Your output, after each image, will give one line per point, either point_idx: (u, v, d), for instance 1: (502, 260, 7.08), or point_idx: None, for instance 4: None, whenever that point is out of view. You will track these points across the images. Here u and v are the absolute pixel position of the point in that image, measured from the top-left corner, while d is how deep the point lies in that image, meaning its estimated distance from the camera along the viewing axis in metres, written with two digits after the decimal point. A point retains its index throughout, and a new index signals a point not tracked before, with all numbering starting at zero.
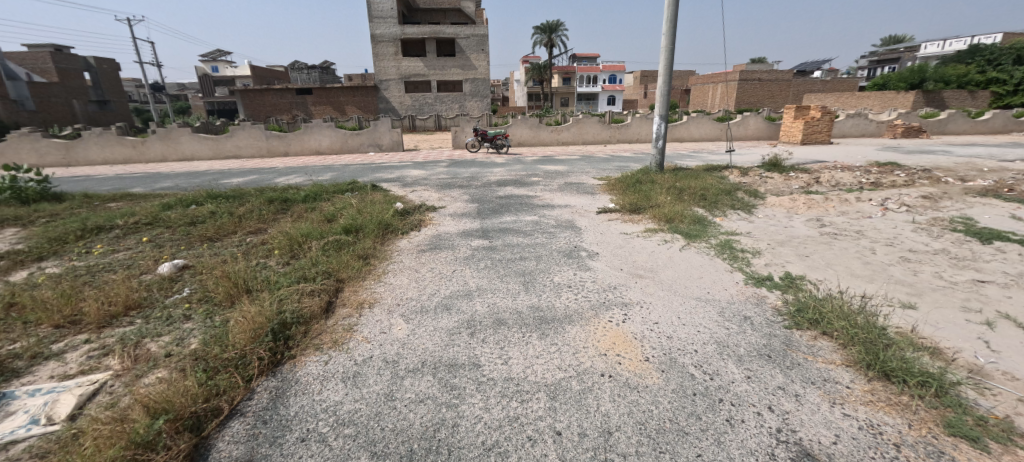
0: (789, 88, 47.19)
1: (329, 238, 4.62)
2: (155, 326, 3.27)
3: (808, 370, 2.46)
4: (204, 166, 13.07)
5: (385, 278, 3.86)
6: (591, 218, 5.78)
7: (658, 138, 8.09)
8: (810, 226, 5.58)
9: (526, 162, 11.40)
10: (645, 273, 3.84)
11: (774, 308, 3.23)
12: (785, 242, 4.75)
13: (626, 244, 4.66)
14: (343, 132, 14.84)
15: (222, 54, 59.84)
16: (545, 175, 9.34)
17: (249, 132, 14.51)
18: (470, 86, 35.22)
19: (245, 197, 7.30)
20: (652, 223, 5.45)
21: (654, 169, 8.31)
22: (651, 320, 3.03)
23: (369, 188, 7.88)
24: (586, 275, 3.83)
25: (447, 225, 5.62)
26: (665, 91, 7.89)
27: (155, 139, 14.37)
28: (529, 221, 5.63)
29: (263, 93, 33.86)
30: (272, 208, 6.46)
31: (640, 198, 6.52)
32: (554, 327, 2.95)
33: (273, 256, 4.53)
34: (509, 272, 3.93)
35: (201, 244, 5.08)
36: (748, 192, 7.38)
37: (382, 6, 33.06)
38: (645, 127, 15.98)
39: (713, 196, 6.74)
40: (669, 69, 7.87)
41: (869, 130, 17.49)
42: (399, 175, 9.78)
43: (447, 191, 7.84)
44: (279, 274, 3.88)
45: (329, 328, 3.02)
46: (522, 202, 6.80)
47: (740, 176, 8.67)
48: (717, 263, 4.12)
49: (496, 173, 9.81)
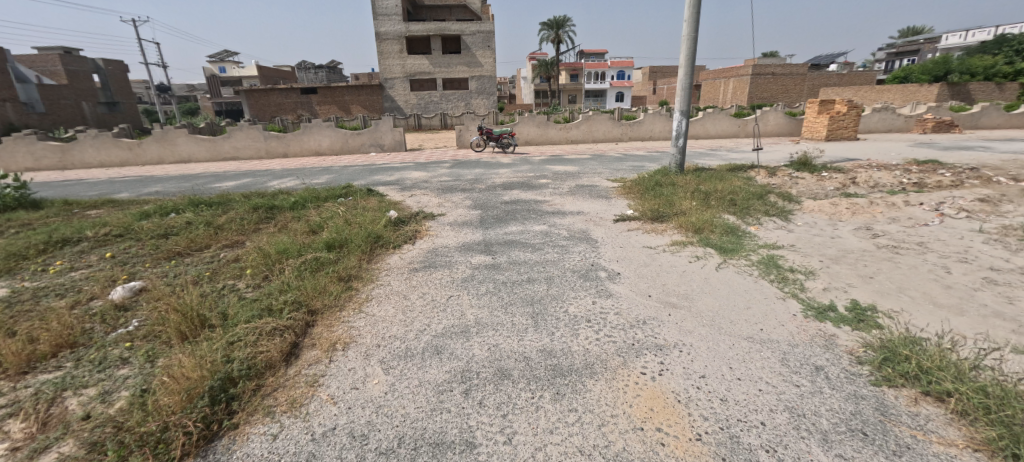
0: (804, 82, 45.93)
1: (308, 255, 4.00)
2: (84, 374, 2.67)
3: (924, 459, 1.80)
4: (200, 168, 12.59)
5: (366, 308, 3.23)
6: (608, 227, 5.12)
7: (678, 136, 7.39)
8: (861, 237, 4.86)
9: (534, 162, 10.74)
10: (678, 301, 3.17)
11: (851, 354, 2.54)
12: (839, 258, 4.04)
13: (651, 262, 3.98)
14: (344, 132, 14.29)
15: (230, 55, 60.06)
16: (555, 177, 8.69)
17: (248, 133, 14.04)
18: (476, 83, 34.59)
19: (231, 203, 6.74)
20: (678, 234, 4.76)
21: (673, 170, 7.60)
22: (696, 372, 2.37)
23: (365, 193, 7.30)
24: (607, 304, 3.17)
25: (446, 237, 5.01)
26: (687, 85, 7.17)
27: (151, 141, 13.93)
28: (537, 232, 4.98)
29: (268, 92, 33.54)
30: (256, 217, 5.90)
31: (662, 203, 5.85)
32: (572, 384, 2.30)
33: (243, 278, 3.93)
34: (513, 301, 3.27)
35: (168, 261, 4.50)
36: (781, 196, 6.66)
37: (387, 3, 32.56)
38: (658, 124, 15.20)
39: (744, 200, 6.04)
40: (692, 61, 7.16)
41: (896, 125, 16.58)
42: (398, 177, 9.20)
43: (448, 195, 7.22)
44: (243, 304, 3.27)
45: (289, 382, 2.40)
46: (529, 208, 6.16)
47: (767, 176, 7.95)
48: (764, 288, 3.44)
49: (501, 174, 9.18)
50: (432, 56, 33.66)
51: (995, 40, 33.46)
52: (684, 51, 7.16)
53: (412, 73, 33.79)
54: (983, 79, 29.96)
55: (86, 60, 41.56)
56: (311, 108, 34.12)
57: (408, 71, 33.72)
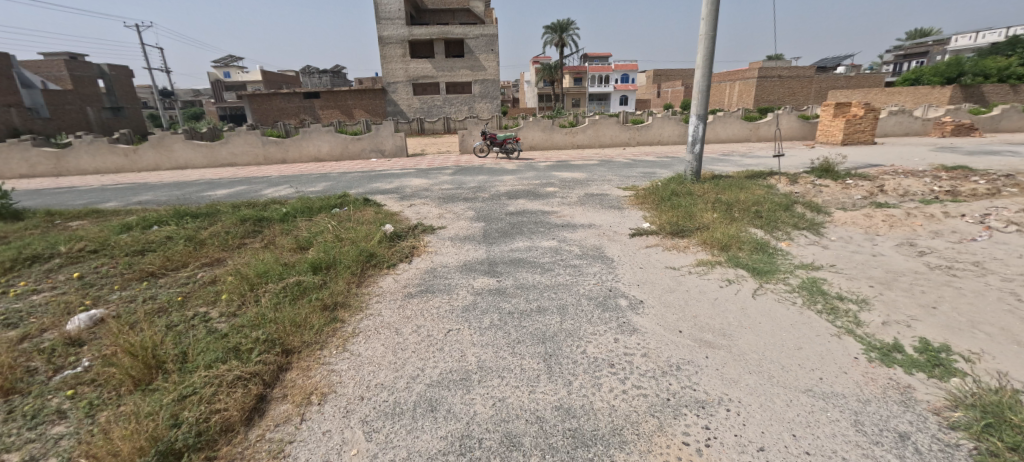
0: (811, 85, 45.34)
1: (290, 279, 3.57)
2: (10, 433, 2.22)
3: None
4: (195, 175, 12.26)
5: (351, 346, 2.78)
6: (624, 243, 4.66)
7: (694, 142, 6.92)
8: (906, 255, 4.38)
9: (540, 168, 10.31)
10: (716, 340, 2.70)
11: (939, 415, 2.06)
12: (891, 283, 3.56)
13: (677, 286, 3.51)
14: (343, 137, 13.92)
15: (234, 60, 60.27)
16: (562, 184, 8.24)
17: (246, 138, 13.73)
18: (480, 87, 34.27)
19: (219, 215, 6.34)
20: (703, 252, 4.29)
21: (689, 178, 7.12)
22: (751, 442, 1.90)
23: (361, 203, 6.89)
24: (631, 343, 2.70)
25: (446, 254, 4.57)
26: (704, 88, 6.70)
27: (147, 147, 13.62)
28: (547, 249, 4.52)
29: (271, 97, 33.38)
30: (243, 230, 5.49)
31: (680, 215, 5.38)
32: (598, 458, 1.84)
33: (216, 306, 3.49)
34: (522, 337, 2.81)
35: (140, 283, 4.08)
36: (807, 206, 6.17)
37: (389, 7, 32.33)
38: (667, 128, 14.71)
39: (769, 212, 5.57)
40: (709, 61, 6.69)
41: (914, 129, 16.05)
42: (398, 185, 8.80)
43: (449, 205, 6.81)
44: (209, 341, 2.82)
45: (247, 451, 1.95)
46: (536, 219, 5.71)
47: (789, 184, 7.49)
48: (812, 322, 2.96)
49: (506, 181, 8.75)
50: (435, 60, 33.38)
51: (1008, 41, 32.81)
52: (701, 51, 6.69)
53: (415, 77, 33.51)
54: (998, 81, 29.41)
55: (91, 66, 41.62)
56: (314, 112, 33.89)
57: (411, 75, 33.45)
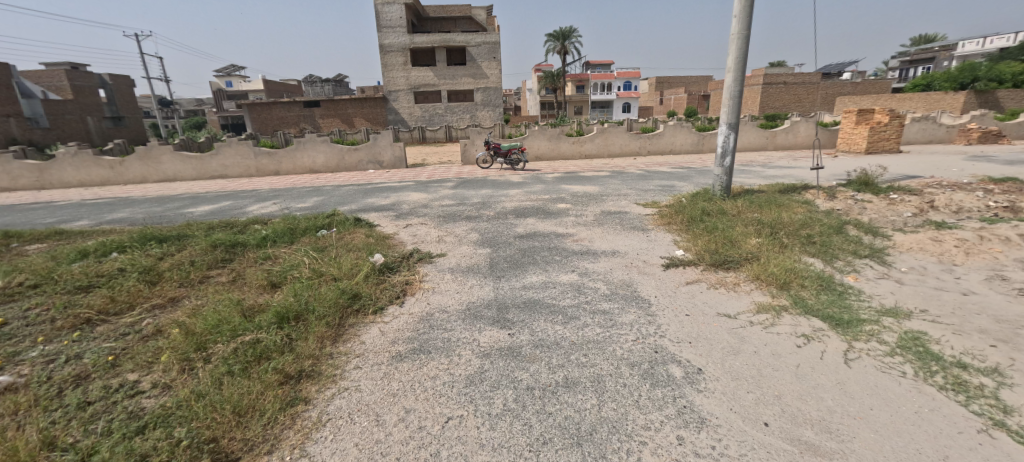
0: (817, 91, 44.68)
1: (245, 337, 2.80)
2: None
3: None
4: (182, 188, 11.57)
5: (310, 449, 2.00)
6: (659, 279, 3.88)
7: (724, 154, 6.17)
8: (1006, 295, 3.59)
9: (548, 181, 9.58)
10: (822, 443, 1.92)
11: None
12: (1018, 342, 2.76)
13: (742, 346, 2.72)
14: (339, 148, 13.25)
15: (237, 70, 60.37)
16: (575, 200, 7.49)
17: (237, 150, 13.09)
18: (482, 95, 33.73)
19: (190, 239, 5.61)
20: (759, 293, 3.50)
21: (717, 194, 6.34)
22: None
23: (352, 223, 6.16)
24: (703, 447, 1.92)
25: (444, 292, 3.80)
26: (737, 94, 5.93)
27: (134, 159, 12.98)
28: (567, 287, 3.73)
29: (270, 106, 32.92)
30: (210, 259, 4.74)
31: (720, 240, 4.62)
32: None
33: (150, 373, 2.72)
34: (549, 435, 2.02)
35: (69, 335, 3.31)
36: (860, 228, 5.38)
37: (390, 15, 31.95)
38: (680, 136, 13.99)
39: (822, 236, 4.79)
40: (742, 63, 5.92)
41: (938, 136, 15.32)
42: (394, 201, 8.08)
43: (450, 226, 6.07)
44: (118, 440, 2.06)
45: None
46: (550, 245, 4.94)
47: (827, 200, 6.75)
48: (943, 407, 2.16)
49: (512, 196, 8.03)
50: (436, 68, 32.90)
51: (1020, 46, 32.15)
52: (733, 52, 5.92)
53: (416, 85, 33.02)
54: (1012, 86, 28.69)
55: (93, 76, 41.41)
56: (314, 122, 33.38)
57: (412, 83, 32.95)
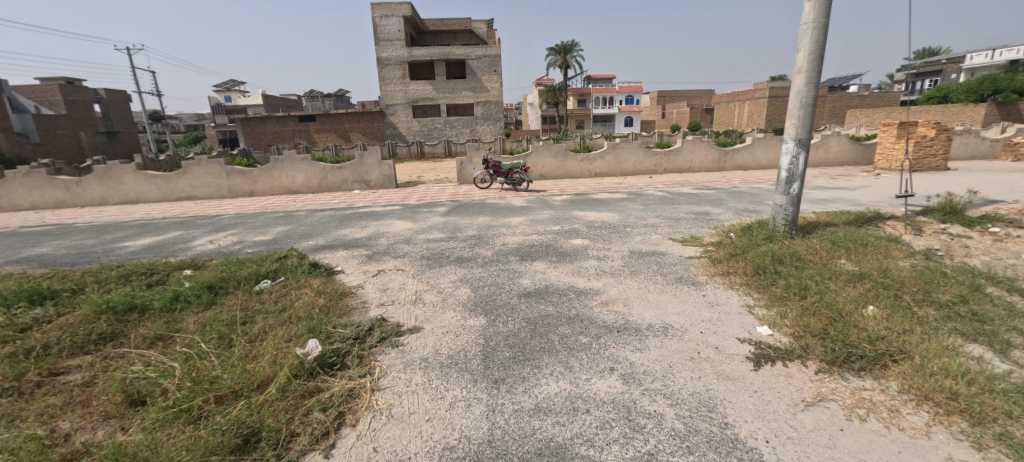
0: (825, 104, 43.53)
1: None
2: None
3: None
4: (138, 213, 10.18)
5: None
6: (760, 395, 2.37)
7: (791, 179, 4.74)
8: None
9: (557, 206, 8.16)
10: None
11: None
12: None
13: None
14: (322, 166, 11.90)
15: (236, 85, 59.97)
16: (592, 233, 6.06)
17: (207, 168, 11.74)
18: (482, 109, 32.65)
19: (82, 295, 4.16)
20: (953, 442, 1.98)
21: (780, 230, 4.90)
22: None
23: (306, 270, 4.70)
24: None
25: (404, 419, 2.29)
26: (812, 101, 4.50)
27: (92, 179, 11.64)
28: (611, 413, 2.25)
29: (265, 121, 31.82)
30: (75, 341, 3.26)
31: (823, 312, 3.12)
32: None
33: None
34: None
35: None
36: (993, 281, 3.90)
37: (389, 28, 31.05)
38: (699, 152, 12.63)
39: (965, 301, 3.28)
40: (819, 62, 4.45)
41: (981, 151, 13.93)
42: (372, 233, 6.68)
43: (434, 273, 4.65)
44: None
45: None
46: (571, 314, 3.45)
47: (916, 237, 5.31)
48: None
49: (515, 227, 6.64)
50: (435, 81, 31.89)
51: None
52: (806, 45, 4.47)
53: (415, 99, 32.02)
54: None
55: (89, 90, 40.62)
56: (308, 136, 32.23)
57: (410, 97, 31.93)
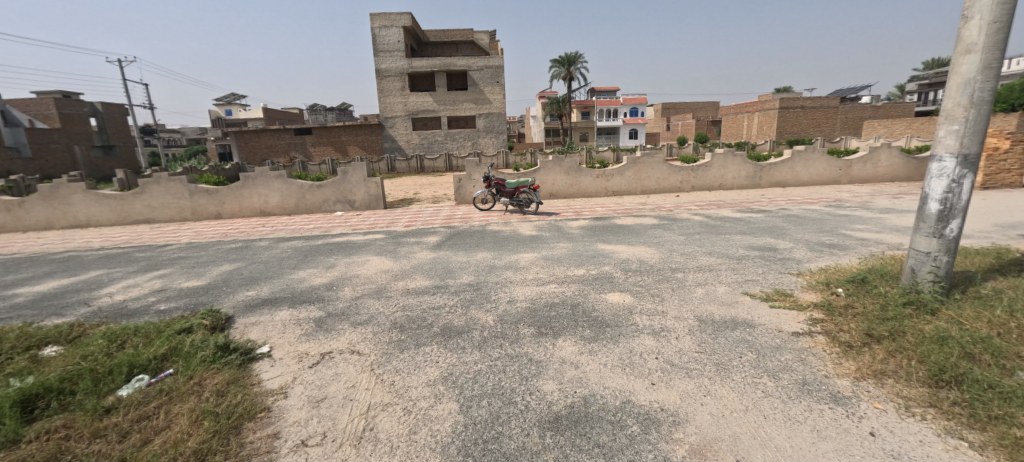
0: (839, 115, 41.98)
1: None
2: None
3: None
4: (77, 241, 8.63)
5: None
6: None
7: (947, 215, 3.14)
8: None
9: (575, 236, 6.58)
10: None
11: None
12: None
13: None
14: (299, 184, 10.37)
15: (237, 99, 59.21)
16: (632, 281, 4.44)
17: (168, 187, 10.22)
18: (483, 122, 31.36)
19: None
20: None
21: (927, 289, 3.26)
22: None
23: (209, 356, 3.04)
24: None
25: None
26: (993, 96, 2.88)
27: (35, 199, 10.12)
28: None
29: (260, 134, 30.54)
30: None
31: None
32: None
33: None
34: None
35: None
36: None
37: (388, 38, 29.92)
38: (731, 166, 11.04)
39: None
40: (1005, 34, 2.84)
41: None
42: (337, 277, 5.08)
43: (403, 361, 3.00)
44: None
45: None
46: None
47: None
48: None
49: (525, 269, 5.02)
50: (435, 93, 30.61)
51: None
52: (984, 8, 2.87)
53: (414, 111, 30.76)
54: None
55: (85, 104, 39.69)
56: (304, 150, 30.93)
57: (410, 109, 30.73)
